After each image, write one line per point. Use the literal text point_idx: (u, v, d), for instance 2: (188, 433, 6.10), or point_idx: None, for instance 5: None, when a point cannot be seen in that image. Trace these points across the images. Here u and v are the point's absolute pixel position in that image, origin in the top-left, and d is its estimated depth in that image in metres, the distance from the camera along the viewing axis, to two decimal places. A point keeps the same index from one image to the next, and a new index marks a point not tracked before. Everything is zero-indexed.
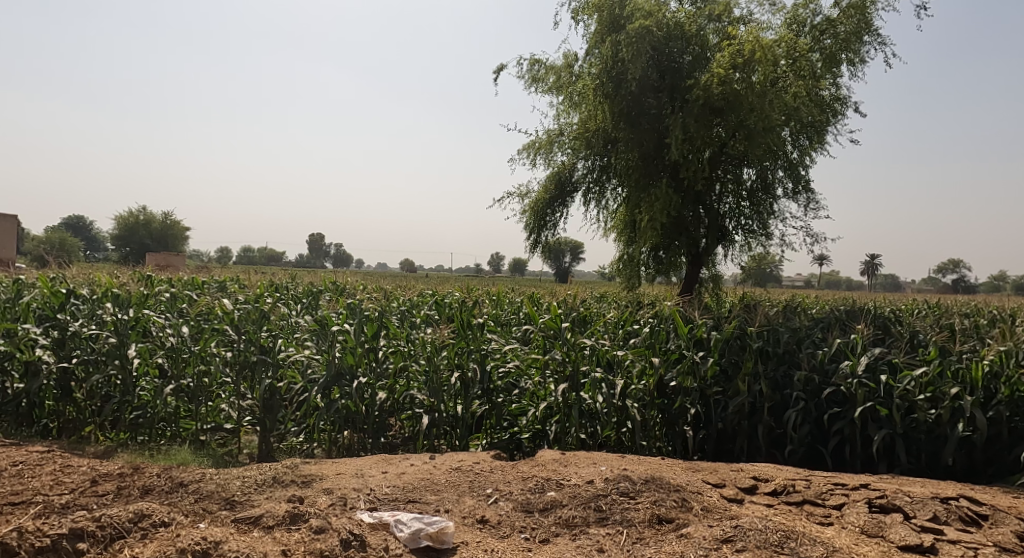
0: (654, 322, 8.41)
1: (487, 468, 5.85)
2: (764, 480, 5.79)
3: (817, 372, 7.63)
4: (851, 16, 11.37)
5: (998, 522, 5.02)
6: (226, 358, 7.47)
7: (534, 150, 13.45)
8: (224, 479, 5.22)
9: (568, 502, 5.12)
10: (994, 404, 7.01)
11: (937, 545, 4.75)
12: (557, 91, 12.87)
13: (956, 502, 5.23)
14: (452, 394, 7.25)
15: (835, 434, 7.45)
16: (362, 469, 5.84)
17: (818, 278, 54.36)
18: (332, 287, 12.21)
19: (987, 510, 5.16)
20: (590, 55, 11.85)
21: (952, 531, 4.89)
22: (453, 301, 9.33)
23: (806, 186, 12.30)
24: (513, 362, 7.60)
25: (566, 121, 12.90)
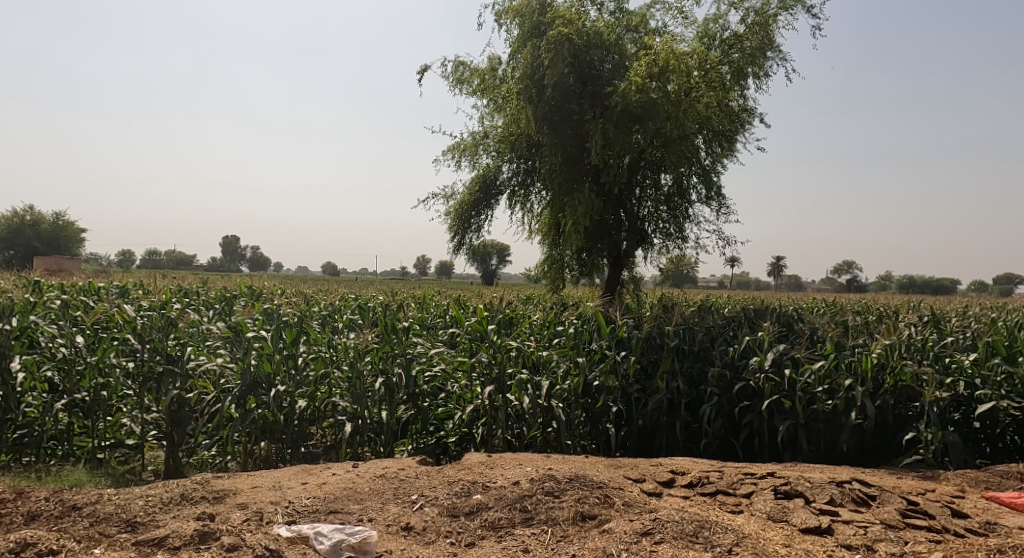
0: (578, 323, 8.68)
1: (412, 474, 5.86)
2: (681, 474, 6.07)
3: (729, 368, 8.08)
4: (756, 32, 11.98)
5: (885, 501, 5.43)
6: (128, 369, 7.14)
7: (459, 151, 13.49)
8: (125, 500, 5.03)
9: (493, 504, 5.21)
10: (881, 394, 7.58)
11: (832, 526, 5.09)
12: (481, 92, 12.97)
13: (850, 485, 5.64)
14: (376, 400, 7.15)
15: (745, 427, 7.87)
16: (280, 481, 5.73)
17: (730, 278, 56.80)
18: (248, 292, 11.90)
19: (876, 491, 5.57)
20: (513, 60, 12.04)
21: (846, 512, 5.26)
22: (376, 306, 9.27)
23: (718, 192, 12.88)
24: (439, 366, 7.60)
25: (490, 124, 13.00)
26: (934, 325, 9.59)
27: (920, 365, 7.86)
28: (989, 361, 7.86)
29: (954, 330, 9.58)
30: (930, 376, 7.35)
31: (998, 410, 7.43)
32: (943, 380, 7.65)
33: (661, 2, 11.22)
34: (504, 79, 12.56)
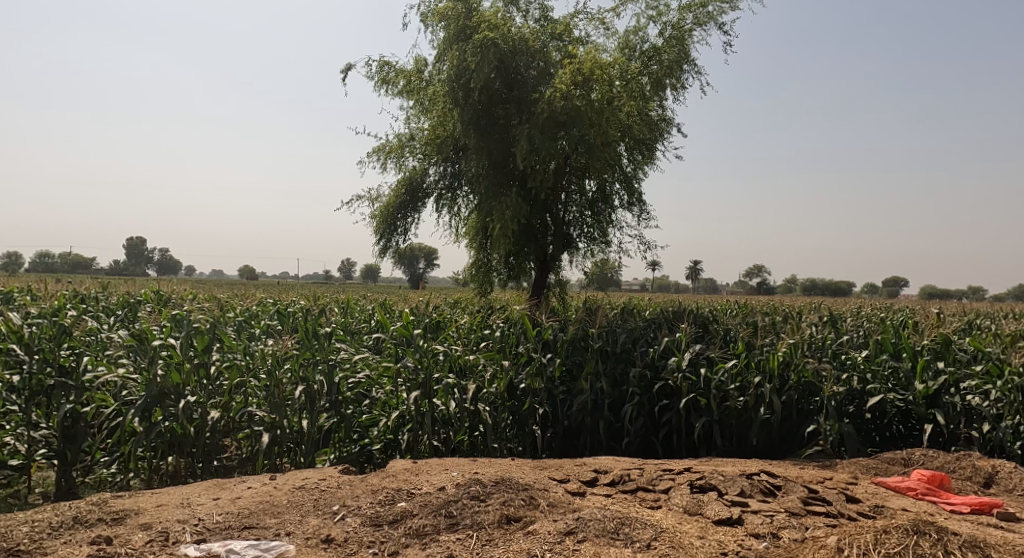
0: (505, 326, 8.81)
1: (334, 484, 5.79)
2: (603, 473, 6.25)
3: (649, 369, 8.39)
4: (673, 46, 12.47)
5: (789, 491, 5.77)
6: (13, 383, 6.77)
7: (384, 153, 13.35)
8: (8, 528, 4.82)
9: (418, 511, 5.22)
10: (786, 389, 8.03)
11: (742, 516, 5.37)
12: (406, 94, 12.89)
13: (758, 477, 5.96)
14: (296, 409, 7.01)
15: (664, 425, 8.17)
16: (188, 498, 5.55)
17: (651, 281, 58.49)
18: (155, 298, 11.37)
19: (781, 481, 5.91)
20: (439, 62, 12.06)
21: (755, 502, 5.56)
22: (296, 310, 9.11)
23: (639, 198, 13.29)
24: (364, 372, 7.53)
25: (416, 127, 12.95)
26: (832, 324, 10.28)
27: (820, 362, 8.41)
28: (879, 357, 8.52)
29: (849, 329, 10.29)
30: (828, 372, 7.90)
31: (886, 401, 7.99)
32: (839, 376, 8.23)
33: (584, 12, 11.51)
34: (430, 81, 12.55)
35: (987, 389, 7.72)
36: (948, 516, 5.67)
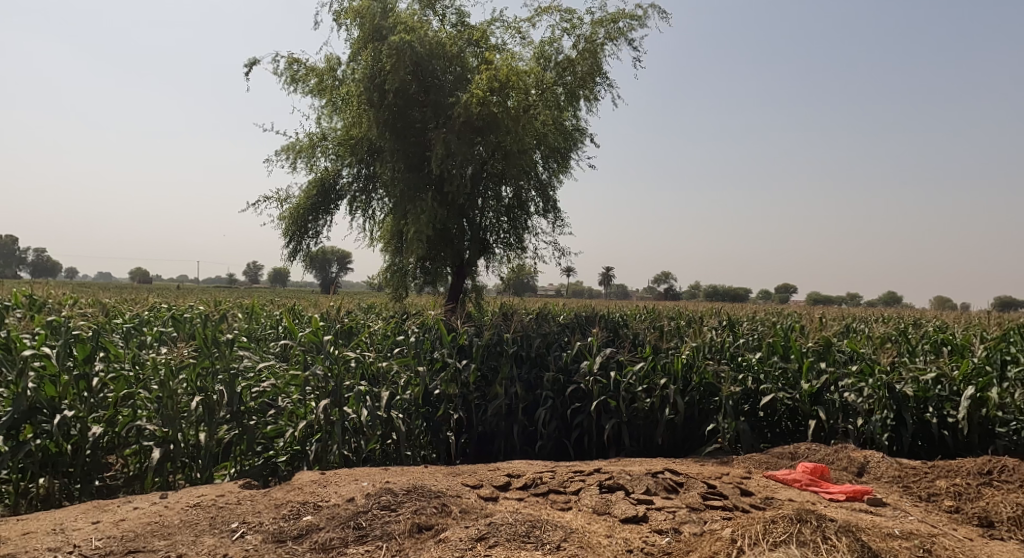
0: (419, 331, 8.80)
1: (234, 500, 5.58)
2: (516, 477, 6.33)
3: (562, 372, 8.61)
4: (586, 58, 12.77)
5: (690, 487, 6.03)
6: None
7: (294, 152, 12.98)
8: None
9: (324, 524, 5.11)
10: (689, 390, 8.44)
11: (647, 513, 5.57)
12: (318, 93, 12.62)
13: (662, 475, 6.20)
14: (192, 422, 6.67)
15: (576, 427, 8.38)
16: (65, 523, 5.26)
17: (566, 287, 59.74)
18: (27, 303, 10.52)
19: (683, 479, 6.16)
20: (353, 62, 11.89)
21: (659, 499, 5.78)
22: (193, 316, 8.72)
23: (554, 205, 13.53)
24: (269, 382, 7.25)
25: (329, 127, 12.69)
26: (730, 328, 10.84)
27: (719, 364, 8.87)
28: (771, 359, 9.11)
29: (745, 332, 10.90)
30: (726, 373, 8.38)
31: (776, 398, 8.54)
32: (736, 376, 8.71)
33: (500, 20, 11.63)
34: (343, 81, 12.32)
35: (861, 386, 8.39)
36: (828, 505, 6.12)
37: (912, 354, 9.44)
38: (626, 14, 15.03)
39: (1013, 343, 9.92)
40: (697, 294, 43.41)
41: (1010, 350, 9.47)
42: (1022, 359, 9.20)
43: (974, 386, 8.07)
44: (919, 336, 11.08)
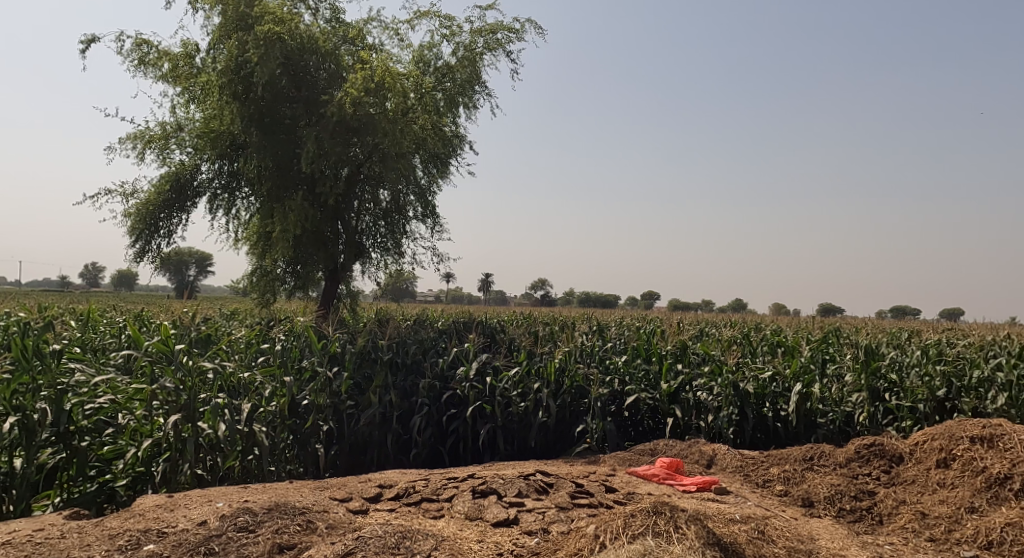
0: (286, 339, 8.39)
1: (58, 534, 5.00)
2: (387, 488, 6.15)
3: (439, 379, 8.54)
4: (465, 66, 13.02)
5: (559, 487, 6.11)
6: None
7: (143, 141, 11.99)
8: None
9: (171, 552, 4.68)
10: (561, 393, 8.64)
11: (517, 515, 5.60)
12: (171, 80, 11.67)
13: (533, 477, 6.24)
14: (5, 446, 6.01)
15: (451, 433, 8.32)
16: None
17: (443, 293, 59.68)
18: None
19: (553, 479, 6.24)
20: (213, 49, 11.19)
21: (530, 501, 5.82)
22: (14, 325, 7.79)
23: (433, 211, 13.39)
24: (106, 396, 6.53)
25: (185, 117, 11.86)
26: (599, 332, 11.22)
27: (588, 367, 9.18)
28: (635, 361, 9.54)
29: (613, 337, 11.34)
30: (595, 376, 8.68)
31: (639, 398, 8.93)
32: (604, 378, 9.03)
33: (377, 19, 11.41)
34: (203, 69, 11.53)
35: (711, 385, 8.91)
36: (680, 496, 6.47)
37: (752, 355, 10.26)
38: (504, 27, 15.33)
39: (831, 342, 11.07)
40: (570, 300, 44.64)
41: (829, 350, 10.56)
42: (837, 357, 10.27)
43: (800, 381, 8.91)
44: (758, 338, 12.06)
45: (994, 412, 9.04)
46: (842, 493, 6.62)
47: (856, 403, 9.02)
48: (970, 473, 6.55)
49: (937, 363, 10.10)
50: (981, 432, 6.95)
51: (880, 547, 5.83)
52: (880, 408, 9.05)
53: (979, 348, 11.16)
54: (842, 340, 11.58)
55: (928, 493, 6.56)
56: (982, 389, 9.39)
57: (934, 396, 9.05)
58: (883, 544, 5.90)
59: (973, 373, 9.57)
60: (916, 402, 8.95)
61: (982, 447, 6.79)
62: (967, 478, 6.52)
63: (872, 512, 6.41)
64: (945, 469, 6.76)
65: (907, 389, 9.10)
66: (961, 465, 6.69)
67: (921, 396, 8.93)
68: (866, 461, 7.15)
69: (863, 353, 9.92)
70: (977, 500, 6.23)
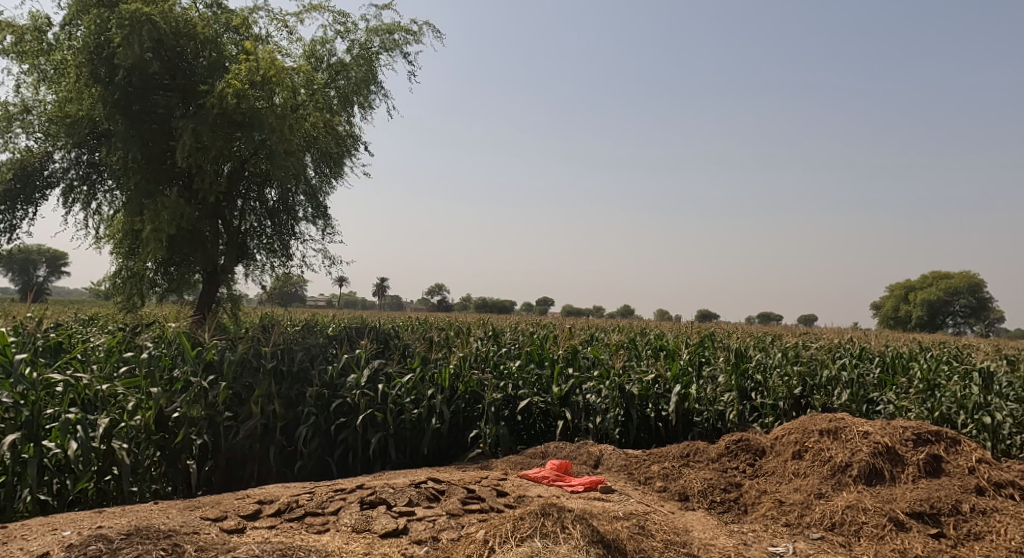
0: (154, 346, 7.76)
1: None
2: (267, 503, 5.76)
3: (327, 387, 8.16)
4: (360, 65, 12.76)
5: (450, 493, 5.96)
6: None
7: None
8: None
9: None
10: (455, 399, 8.51)
11: (407, 525, 5.39)
12: (17, 55, 10.58)
13: (424, 484, 6.05)
14: None
15: (340, 443, 7.96)
16: None
17: (333, 297, 58.01)
18: None
19: (444, 486, 6.08)
20: (71, 26, 10.27)
21: (420, 509, 5.63)
22: None
23: (324, 212, 12.88)
24: None
25: (35, 98, 10.79)
26: (493, 338, 11.19)
27: (482, 372, 9.12)
28: (528, 366, 9.55)
29: (506, 342, 11.31)
30: (489, 381, 8.63)
31: (532, 403, 8.94)
32: (497, 383, 8.98)
33: (264, 9, 10.84)
34: (56, 45, 10.53)
35: (600, 388, 9.05)
36: (568, 496, 6.50)
37: (637, 358, 10.58)
38: (401, 27, 15.08)
39: (706, 345, 11.62)
40: (466, 305, 44.45)
41: (705, 353, 11.05)
42: (713, 359, 10.76)
43: (679, 383, 9.22)
44: (642, 343, 12.45)
45: (839, 407, 9.90)
46: (714, 487, 6.88)
47: (728, 402, 9.44)
48: (820, 463, 7.00)
49: (794, 363, 10.86)
50: (828, 425, 7.45)
51: (744, 535, 6.09)
52: (747, 406, 9.59)
53: (829, 350, 12.15)
54: (716, 343, 12.19)
55: (784, 482, 6.94)
56: (832, 387, 10.20)
57: (791, 393, 9.80)
58: (747, 532, 6.17)
59: (823, 372, 10.39)
60: (776, 400, 9.61)
61: (830, 439, 7.27)
62: (816, 467, 6.97)
63: (738, 503, 6.69)
64: (799, 460, 7.17)
65: (770, 388, 9.71)
66: (811, 455, 7.13)
67: (781, 394, 9.59)
68: (734, 456, 7.46)
69: (734, 356, 10.46)
70: (823, 486, 6.66)
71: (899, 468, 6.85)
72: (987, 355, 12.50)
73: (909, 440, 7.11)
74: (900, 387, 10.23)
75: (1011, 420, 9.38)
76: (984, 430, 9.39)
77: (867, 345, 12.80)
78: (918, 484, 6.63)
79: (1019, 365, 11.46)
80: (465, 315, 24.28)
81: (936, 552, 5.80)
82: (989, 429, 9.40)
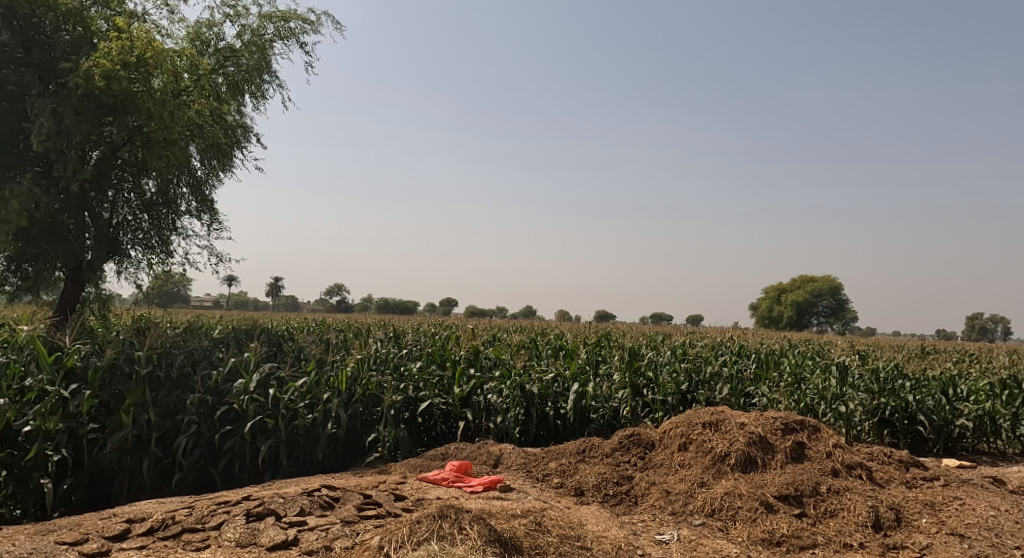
0: (6, 352, 6.97)
1: None
2: (138, 521, 5.24)
3: (212, 394, 7.60)
4: (252, 52, 12.07)
5: (345, 500, 5.62)
6: None
7: None
8: None
9: None
10: (352, 403, 8.14)
11: (297, 536, 5.09)
12: None
13: (318, 492, 5.68)
14: None
15: (226, 453, 7.42)
16: None
17: (222, 297, 55.17)
18: None
19: (339, 492, 5.74)
20: None
21: (312, 519, 5.31)
22: None
23: (210, 206, 12.06)
24: None
25: None
26: (393, 340, 10.87)
27: (382, 375, 8.84)
28: (429, 368, 9.29)
29: (407, 343, 11.01)
30: (389, 383, 8.36)
31: (433, 404, 8.69)
32: (398, 385, 8.69)
33: None
34: None
35: (501, 388, 8.95)
36: (467, 497, 6.33)
37: (538, 358, 10.56)
38: (297, 15, 14.41)
39: (603, 344, 11.79)
40: (366, 307, 43.26)
41: (602, 352, 11.20)
42: (608, 358, 10.92)
43: (577, 381, 9.29)
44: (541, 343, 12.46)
45: (721, 400, 10.30)
46: (607, 480, 6.93)
47: (621, 398, 9.62)
48: (703, 453, 7.15)
49: (682, 361, 11.20)
50: (709, 418, 7.66)
51: (634, 525, 6.20)
52: (639, 403, 9.78)
53: (714, 347, 12.62)
54: (611, 341, 12.40)
55: (671, 474, 7.05)
56: (714, 382, 10.61)
57: (679, 389, 10.06)
58: (637, 522, 6.28)
59: (708, 368, 10.77)
60: (665, 395, 9.85)
61: (711, 431, 7.47)
62: (699, 457, 7.13)
63: (629, 494, 6.77)
64: (684, 452, 7.32)
65: (660, 384, 9.96)
66: (695, 447, 7.29)
67: (671, 390, 9.86)
68: (626, 450, 7.55)
69: (628, 354, 10.63)
70: (704, 475, 6.84)
71: (769, 455, 7.10)
72: (841, 350, 13.53)
73: (778, 430, 7.44)
74: (772, 381, 10.81)
75: (862, 409, 10.19)
76: (839, 419, 10.13)
77: (744, 342, 13.48)
78: (785, 469, 6.90)
79: (869, 358, 12.46)
80: (361, 316, 23.67)
81: (798, 531, 6.09)
82: (843, 417, 10.12)
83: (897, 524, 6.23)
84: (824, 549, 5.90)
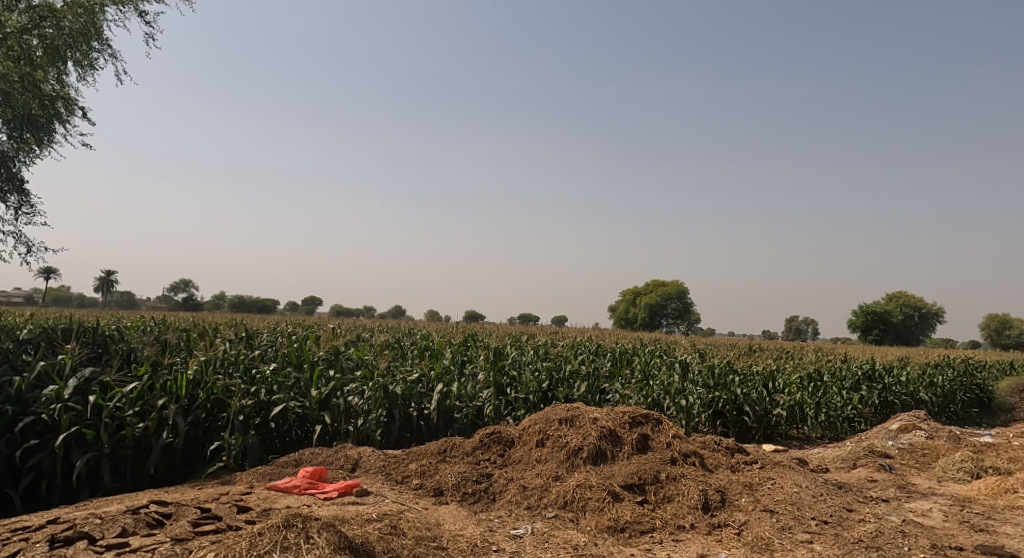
0: None
1: None
2: None
3: (14, 404, 6.59)
4: (77, 15, 10.70)
5: (179, 516, 4.99)
6: None
7: None
8: None
9: None
10: (194, 409, 7.30)
11: None
12: None
13: (144, 509, 5.01)
14: None
15: (30, 471, 6.44)
16: None
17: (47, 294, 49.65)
18: None
19: (171, 507, 5.09)
20: None
21: (135, 539, 4.66)
22: None
23: (17, 185, 10.59)
24: None
25: None
26: (244, 340, 10.10)
27: (229, 378, 8.14)
28: (285, 369, 8.66)
29: (262, 344, 10.27)
30: (237, 387, 7.65)
31: (287, 408, 8.07)
32: (246, 389, 7.99)
33: None
34: None
35: (363, 389, 8.50)
36: (319, 505, 5.88)
37: (402, 358, 10.20)
38: None
39: (469, 344, 11.63)
40: (220, 305, 40.77)
41: (467, 351, 11.03)
42: (474, 357, 10.77)
43: (441, 382, 9.05)
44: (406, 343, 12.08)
45: (578, 398, 10.48)
46: (466, 479, 6.72)
47: (485, 398, 9.50)
48: (558, 448, 7.14)
49: (544, 360, 11.28)
50: (565, 414, 7.67)
51: (491, 522, 6.03)
52: (501, 402, 9.68)
53: (573, 346, 12.88)
54: (478, 341, 12.28)
55: (528, 469, 6.98)
56: (573, 380, 10.75)
57: (540, 387, 10.11)
58: (493, 519, 6.11)
59: (568, 366, 10.92)
60: (527, 394, 9.84)
61: (567, 427, 7.47)
62: (554, 453, 7.10)
63: (488, 492, 6.60)
64: (541, 448, 7.26)
65: (523, 382, 9.95)
66: (552, 443, 7.26)
67: (532, 388, 9.89)
68: (487, 448, 7.36)
69: (492, 353, 10.53)
70: (559, 470, 6.82)
71: (619, 448, 7.20)
72: (684, 349, 14.30)
73: (627, 423, 7.59)
74: (624, 378, 11.14)
75: (699, 402, 10.74)
76: (680, 411, 10.69)
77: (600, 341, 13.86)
78: (632, 460, 7.04)
79: (708, 355, 13.24)
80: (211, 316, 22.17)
81: (640, 517, 6.20)
82: (684, 410, 10.63)
83: (722, 505, 6.53)
84: (661, 532, 6.08)
